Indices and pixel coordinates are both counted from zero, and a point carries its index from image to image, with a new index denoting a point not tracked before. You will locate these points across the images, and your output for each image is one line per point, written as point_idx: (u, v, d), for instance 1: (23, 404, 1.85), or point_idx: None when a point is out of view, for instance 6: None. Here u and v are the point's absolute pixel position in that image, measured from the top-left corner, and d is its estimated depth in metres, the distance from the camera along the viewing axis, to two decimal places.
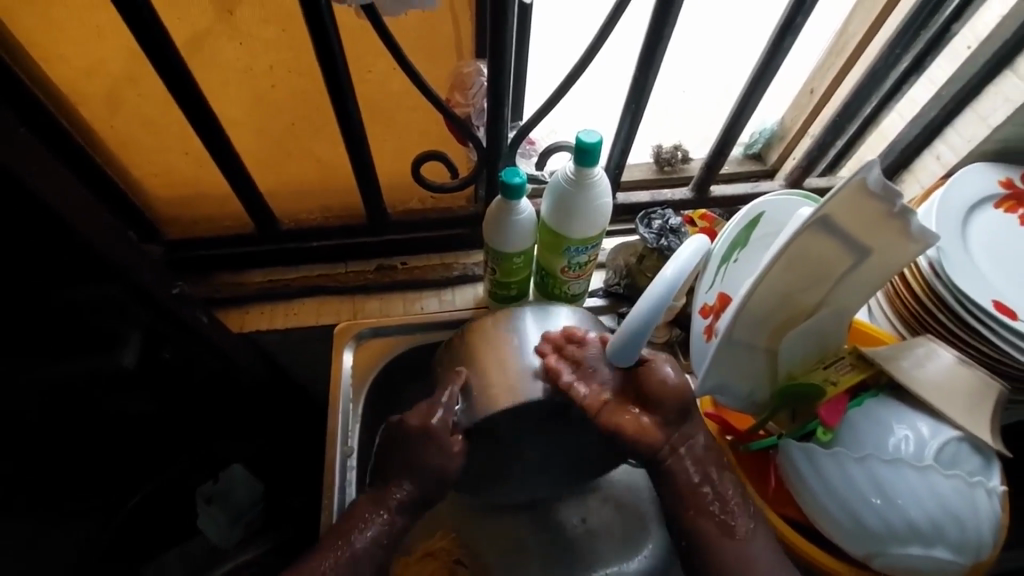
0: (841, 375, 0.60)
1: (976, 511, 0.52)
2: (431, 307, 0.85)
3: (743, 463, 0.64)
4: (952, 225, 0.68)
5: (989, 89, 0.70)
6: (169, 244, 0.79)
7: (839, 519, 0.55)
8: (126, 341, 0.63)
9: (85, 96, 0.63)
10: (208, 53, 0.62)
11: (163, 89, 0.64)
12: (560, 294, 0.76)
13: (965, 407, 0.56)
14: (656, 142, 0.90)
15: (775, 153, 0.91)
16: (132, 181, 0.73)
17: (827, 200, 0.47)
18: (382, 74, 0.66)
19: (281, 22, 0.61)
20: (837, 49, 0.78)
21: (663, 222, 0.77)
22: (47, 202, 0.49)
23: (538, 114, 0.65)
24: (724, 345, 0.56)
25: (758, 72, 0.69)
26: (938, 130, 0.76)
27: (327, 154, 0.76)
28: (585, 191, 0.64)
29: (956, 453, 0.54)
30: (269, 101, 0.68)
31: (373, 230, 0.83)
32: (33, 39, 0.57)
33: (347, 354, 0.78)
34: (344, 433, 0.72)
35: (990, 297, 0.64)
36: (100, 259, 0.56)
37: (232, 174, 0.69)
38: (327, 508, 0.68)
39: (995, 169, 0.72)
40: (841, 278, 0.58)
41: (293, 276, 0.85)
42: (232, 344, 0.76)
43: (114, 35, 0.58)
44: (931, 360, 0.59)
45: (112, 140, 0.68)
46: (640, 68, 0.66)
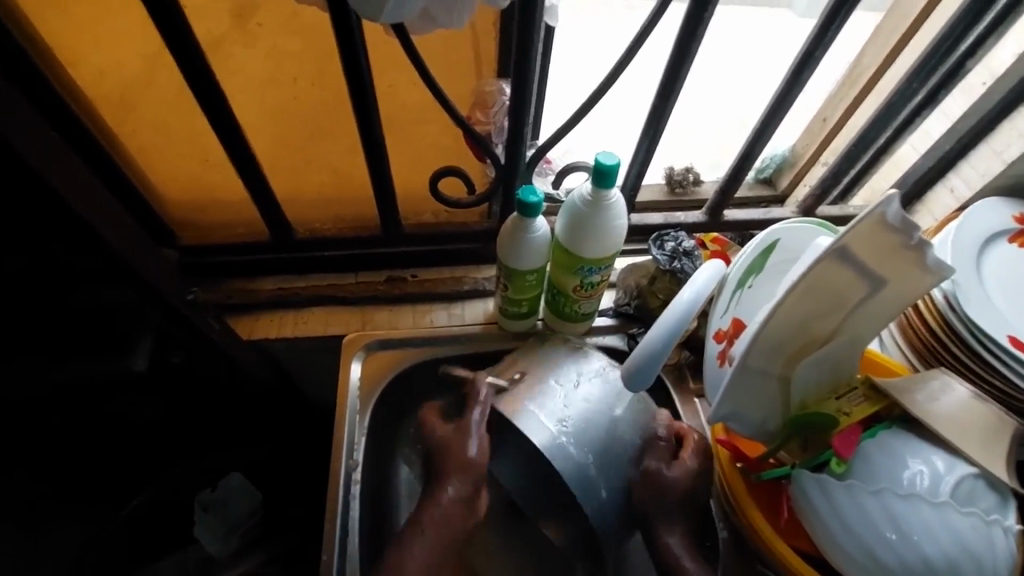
0: (854, 405, 0.60)
1: (993, 552, 0.51)
2: (440, 321, 0.85)
3: (754, 493, 0.64)
4: (966, 259, 0.68)
5: (1005, 124, 0.70)
6: (183, 249, 0.79)
7: (851, 553, 0.54)
8: (137, 345, 0.62)
9: (108, 99, 0.64)
10: (234, 61, 0.63)
11: (181, 81, 0.63)
12: (571, 313, 0.76)
13: (980, 442, 0.56)
14: (669, 164, 0.90)
15: (786, 179, 0.92)
16: (149, 184, 0.74)
17: (846, 231, 0.47)
18: (403, 89, 0.67)
19: (308, 36, 0.62)
20: (850, 80, 0.79)
21: (676, 244, 0.77)
22: (70, 206, 0.49)
23: (557, 134, 0.65)
24: (739, 371, 0.55)
25: (776, 102, 0.70)
26: (952, 163, 0.77)
27: (345, 165, 0.77)
28: (601, 212, 0.64)
29: (973, 490, 0.53)
30: (292, 111, 0.69)
31: (386, 241, 0.83)
32: (62, 39, 0.58)
33: (355, 365, 0.78)
34: (349, 446, 0.72)
35: (1005, 331, 0.64)
36: (118, 261, 0.56)
37: (251, 182, 0.70)
38: (329, 522, 0.67)
39: (1009, 205, 0.72)
40: (856, 307, 0.58)
41: (303, 285, 0.85)
42: (241, 351, 0.76)
43: (142, 36, 0.59)
44: (945, 394, 0.59)
45: (132, 143, 0.69)
46: (659, 93, 0.66)
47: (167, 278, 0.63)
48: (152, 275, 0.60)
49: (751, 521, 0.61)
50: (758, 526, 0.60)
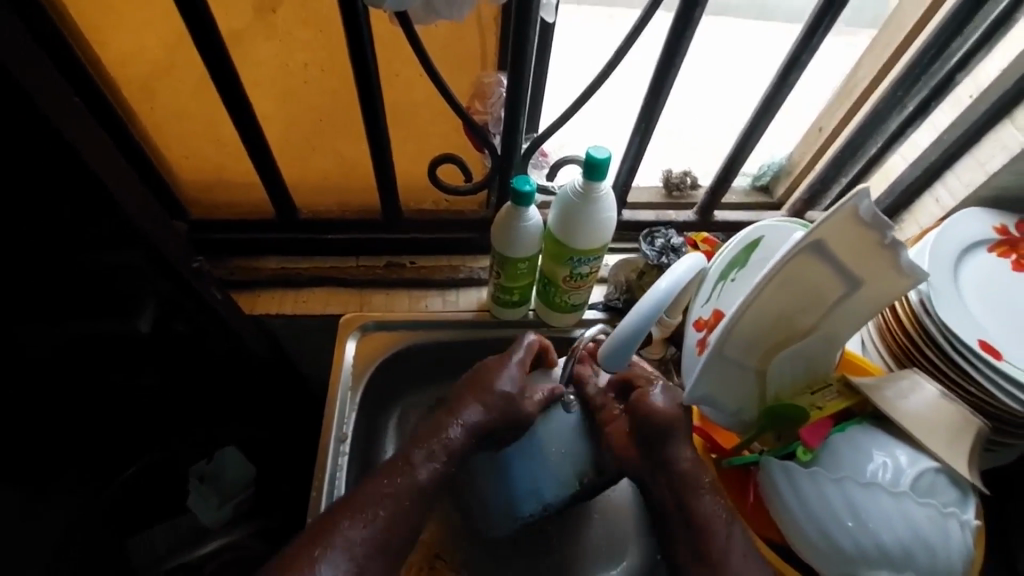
0: (827, 401, 0.62)
1: (948, 544, 0.53)
2: (435, 306, 0.88)
3: (724, 479, 0.66)
4: (944, 265, 0.70)
5: (989, 137, 0.72)
6: (193, 223, 0.83)
7: (811, 536, 0.56)
8: (142, 308, 0.66)
9: (129, 77, 0.67)
10: (250, 47, 0.67)
11: (202, 71, 0.68)
12: (560, 304, 0.79)
13: (945, 439, 0.58)
14: (666, 167, 0.93)
15: (782, 186, 0.94)
16: (162, 161, 0.77)
17: (818, 224, 0.50)
18: (408, 80, 0.70)
19: (319, 24, 0.65)
20: (845, 92, 0.82)
21: (665, 241, 0.80)
22: (88, 169, 0.53)
23: (552, 127, 0.68)
24: (714, 359, 0.58)
25: (764, 104, 0.73)
26: (938, 173, 0.79)
27: (349, 152, 0.80)
28: (590, 204, 0.67)
29: (933, 483, 0.56)
30: (302, 96, 0.72)
31: (386, 226, 0.86)
32: (90, 20, 0.61)
33: (350, 343, 0.81)
34: (340, 421, 0.75)
35: (977, 335, 0.65)
36: (129, 226, 0.60)
37: (260, 163, 0.73)
38: (318, 489, 0.70)
39: (990, 215, 0.74)
40: (834, 307, 0.59)
41: (304, 266, 0.89)
42: (241, 323, 0.79)
43: (163, 22, 0.62)
44: (915, 392, 0.61)
45: (149, 121, 0.72)
46: (649, 93, 0.70)
47: (177, 248, 0.66)
48: (161, 242, 0.63)
49: None
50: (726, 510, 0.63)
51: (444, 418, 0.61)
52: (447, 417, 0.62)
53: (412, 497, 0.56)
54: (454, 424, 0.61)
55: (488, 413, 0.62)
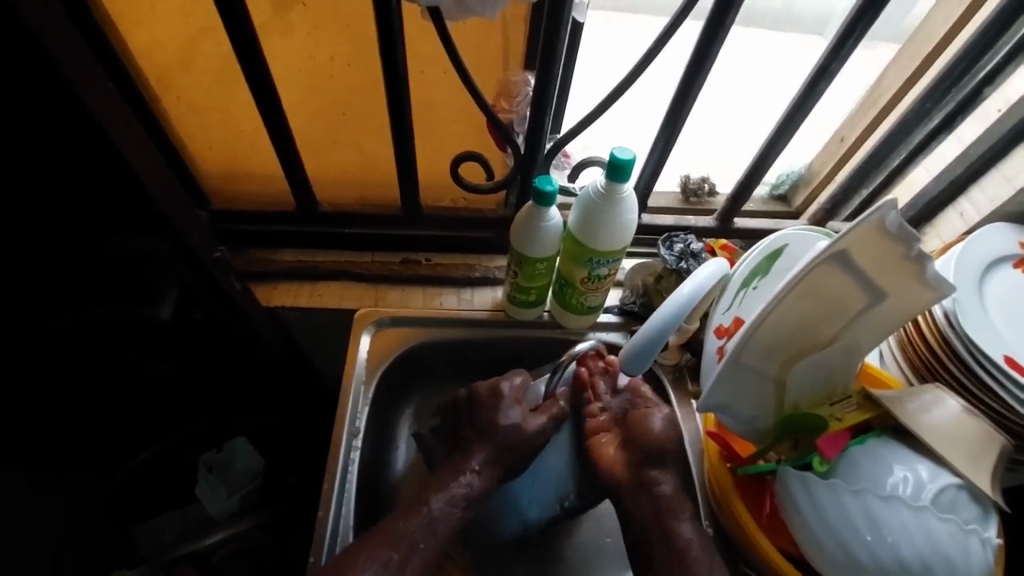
0: (846, 413, 0.61)
1: (969, 561, 0.52)
2: (450, 303, 0.88)
3: (740, 487, 0.66)
4: (969, 279, 0.69)
5: (1017, 152, 0.72)
6: (214, 213, 0.83)
7: (828, 549, 0.55)
8: (164, 294, 0.66)
9: (158, 66, 0.68)
10: (277, 39, 0.67)
11: (231, 61, 0.68)
12: (576, 305, 0.79)
13: (967, 455, 0.57)
14: (685, 172, 0.93)
15: (801, 196, 0.93)
16: (186, 150, 0.78)
17: (844, 235, 0.49)
18: (433, 76, 0.70)
19: (348, 18, 0.66)
20: (869, 102, 0.81)
21: (684, 246, 0.79)
22: (118, 154, 0.53)
23: (577, 127, 0.68)
24: (732, 365, 0.57)
25: (790, 112, 0.72)
26: (963, 187, 0.78)
27: (371, 147, 0.80)
28: (613, 206, 0.66)
29: (954, 499, 0.55)
30: (327, 90, 0.73)
31: (404, 222, 0.86)
32: (123, 7, 0.62)
33: (365, 338, 0.81)
34: (353, 415, 0.75)
35: (1001, 350, 0.64)
36: (154, 211, 0.60)
37: (283, 154, 0.73)
38: (329, 484, 0.70)
39: (1016, 231, 0.73)
40: (856, 318, 0.58)
41: (321, 260, 0.89)
42: (257, 314, 0.79)
43: (193, 11, 0.63)
44: (937, 407, 0.60)
45: (175, 111, 0.73)
46: (676, 96, 0.69)
47: (199, 235, 0.67)
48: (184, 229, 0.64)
49: (733, 511, 0.64)
50: (740, 517, 0.63)
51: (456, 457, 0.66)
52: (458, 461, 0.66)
53: (427, 535, 0.60)
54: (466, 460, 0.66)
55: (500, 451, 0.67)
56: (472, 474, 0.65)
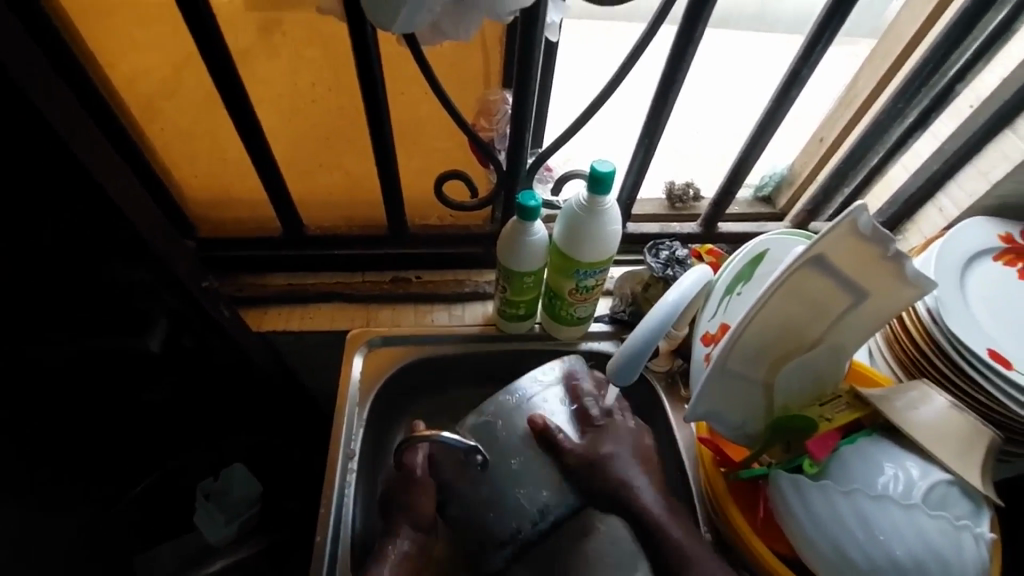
0: (837, 413, 0.62)
1: (963, 556, 0.52)
2: (441, 320, 0.88)
3: (734, 492, 0.66)
4: (951, 274, 0.70)
5: (990, 148, 0.73)
6: (202, 241, 0.84)
7: (822, 551, 0.56)
8: (153, 326, 0.67)
9: (141, 98, 0.68)
10: (256, 67, 0.68)
11: (212, 87, 0.68)
12: (566, 317, 0.79)
13: (957, 451, 0.58)
14: (670, 179, 0.94)
15: (784, 197, 0.94)
16: (172, 180, 0.78)
17: (820, 239, 0.50)
18: (413, 97, 0.71)
19: (326, 45, 0.66)
20: (846, 102, 0.83)
21: (670, 253, 0.80)
22: (103, 192, 0.54)
23: (557, 142, 0.69)
24: (719, 372, 0.58)
25: (766, 118, 0.74)
26: (940, 183, 0.79)
27: (355, 168, 0.81)
28: (596, 218, 0.67)
29: (945, 495, 0.55)
30: (309, 116, 0.74)
31: (392, 241, 0.87)
32: (103, 43, 0.62)
33: (357, 358, 0.81)
34: (348, 436, 0.75)
35: (986, 344, 0.65)
36: (141, 245, 0.60)
37: (268, 180, 0.74)
38: (325, 507, 0.69)
39: (994, 224, 0.74)
40: (840, 318, 0.59)
41: (311, 282, 0.89)
42: (249, 341, 0.79)
43: (173, 43, 0.64)
44: (925, 404, 0.61)
45: (160, 142, 0.73)
46: (652, 107, 0.71)
47: (186, 267, 0.67)
48: (172, 262, 0.64)
49: (728, 516, 0.64)
50: (736, 523, 0.63)
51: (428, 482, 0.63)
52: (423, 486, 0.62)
53: None
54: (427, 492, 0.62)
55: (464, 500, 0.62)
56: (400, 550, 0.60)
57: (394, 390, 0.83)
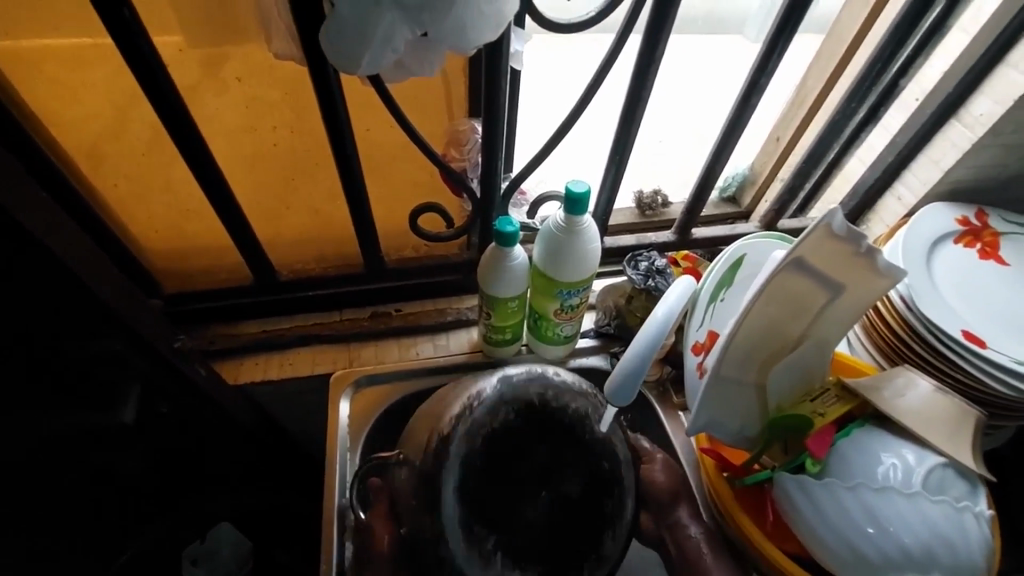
0: (828, 406, 0.63)
1: (968, 537, 0.54)
2: (426, 352, 0.86)
3: (739, 497, 0.66)
4: (918, 261, 0.72)
5: (939, 138, 0.76)
6: (168, 297, 0.80)
7: (835, 549, 0.56)
8: (126, 397, 0.65)
9: (89, 151, 0.65)
10: (213, 114, 0.65)
11: (156, 119, 0.64)
12: (553, 336, 0.79)
13: (947, 433, 0.59)
14: (638, 188, 0.95)
15: (748, 196, 0.97)
16: (131, 236, 0.75)
17: (799, 243, 0.51)
18: (379, 131, 0.70)
19: (284, 86, 0.65)
20: (798, 100, 0.86)
21: (649, 264, 0.80)
22: (61, 264, 0.51)
23: (530, 165, 0.69)
24: (713, 381, 0.58)
25: (729, 126, 0.76)
26: (897, 173, 0.82)
27: (325, 207, 0.79)
28: (574, 237, 0.67)
29: (943, 478, 0.57)
30: (272, 159, 0.72)
31: (369, 277, 0.85)
32: (44, 100, 0.60)
33: (344, 402, 0.79)
34: (342, 484, 0.72)
35: (959, 326, 0.68)
36: (105, 312, 0.57)
37: (235, 228, 0.72)
38: (326, 562, 0.66)
39: (951, 209, 0.77)
40: (820, 313, 0.60)
41: (288, 326, 0.86)
42: (227, 397, 0.76)
43: (117, 88, 0.61)
44: (910, 390, 0.63)
45: (113, 196, 0.70)
46: (620, 126, 0.72)
47: (154, 329, 0.64)
48: (138, 326, 0.61)
49: (738, 524, 0.64)
50: (747, 529, 0.63)
51: (387, 522, 0.63)
52: (381, 525, 0.63)
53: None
54: (386, 538, 0.62)
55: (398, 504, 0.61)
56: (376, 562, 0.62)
57: (384, 431, 0.80)
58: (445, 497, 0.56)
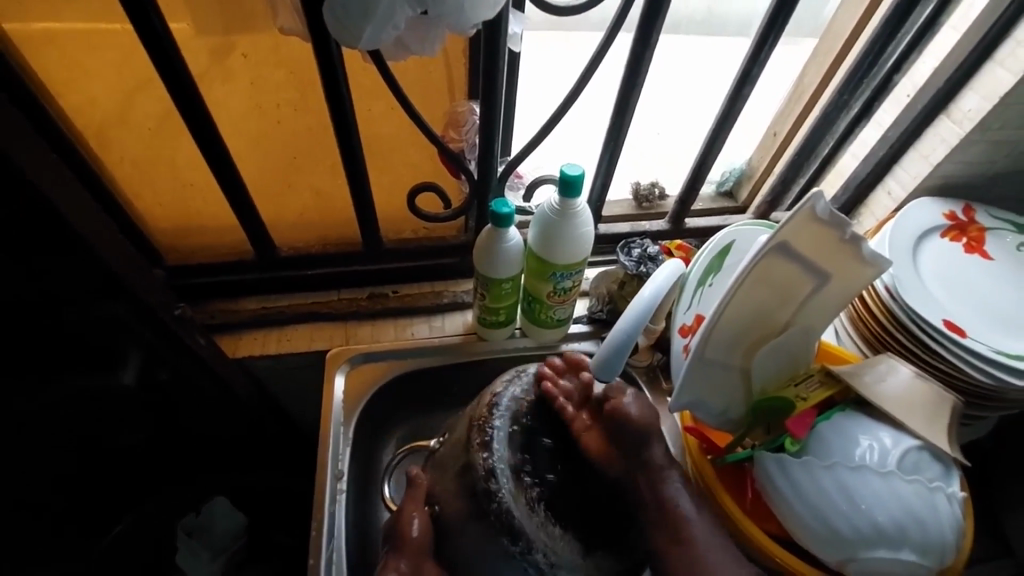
0: (811, 392, 0.64)
1: (939, 516, 0.55)
2: (421, 333, 0.88)
3: (721, 476, 0.68)
4: (904, 253, 0.74)
5: (929, 133, 0.77)
6: (170, 270, 0.82)
7: (811, 525, 0.58)
8: (126, 360, 0.67)
9: (98, 125, 0.67)
10: (220, 91, 0.67)
11: (167, 98, 0.66)
12: (546, 320, 0.81)
13: (924, 417, 0.61)
14: (635, 179, 0.97)
15: (745, 190, 0.98)
16: (136, 210, 0.76)
17: (783, 226, 0.52)
18: (380, 113, 0.72)
19: (288, 65, 0.66)
20: (795, 97, 0.87)
21: (642, 250, 0.82)
22: (68, 226, 0.52)
23: (526, 149, 0.70)
24: (698, 361, 0.59)
25: (723, 116, 0.77)
26: (887, 169, 0.84)
27: (326, 186, 0.80)
28: (569, 221, 0.69)
29: (918, 460, 0.58)
30: (274, 137, 0.73)
31: (367, 256, 0.87)
32: (56, 72, 0.61)
33: (339, 378, 0.80)
34: (335, 457, 0.74)
35: (942, 316, 0.69)
36: (110, 277, 0.59)
37: (238, 203, 0.73)
38: (317, 529, 0.68)
39: (939, 204, 0.79)
40: (806, 300, 0.61)
41: (286, 303, 0.88)
42: (227, 370, 0.78)
43: (128, 65, 0.62)
44: (892, 375, 0.64)
45: (119, 170, 0.72)
46: (616, 110, 0.73)
47: (157, 297, 0.65)
48: (142, 293, 0.63)
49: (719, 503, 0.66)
50: (726, 507, 0.65)
51: (420, 501, 0.61)
52: (411, 507, 0.60)
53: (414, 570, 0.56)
54: (415, 520, 0.59)
55: (443, 468, 0.63)
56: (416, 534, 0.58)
57: (377, 406, 0.82)
58: (497, 437, 0.60)
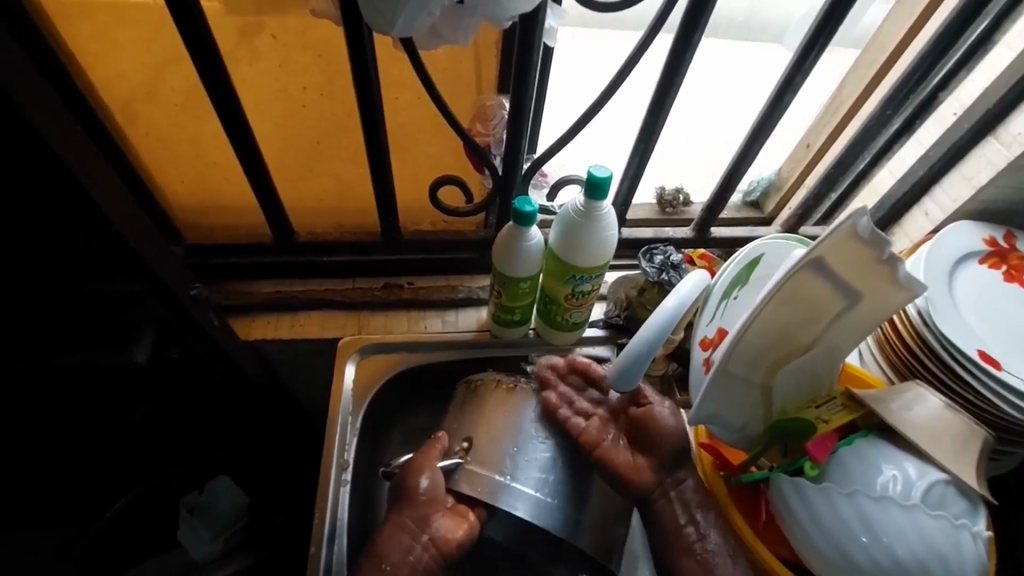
0: (832, 414, 0.61)
1: (962, 555, 0.53)
2: (434, 326, 0.87)
3: (733, 495, 0.66)
4: (940, 277, 0.71)
5: (973, 154, 0.74)
6: (188, 248, 0.81)
7: (824, 551, 0.56)
8: (140, 336, 0.65)
9: (124, 100, 0.66)
10: (248, 71, 0.66)
11: (198, 79, 0.65)
12: (562, 322, 0.79)
13: (953, 451, 0.58)
14: (660, 184, 0.94)
15: (772, 202, 0.96)
16: (158, 186, 0.76)
17: (819, 243, 0.50)
18: (407, 102, 0.71)
19: (318, 50, 0.65)
20: (830, 110, 0.84)
21: (664, 257, 0.80)
22: (89, 198, 0.51)
23: (554, 147, 0.68)
24: (719, 376, 0.58)
25: (758, 125, 0.75)
26: (925, 190, 0.81)
27: (347, 174, 0.80)
28: (593, 224, 0.67)
29: (944, 494, 0.56)
30: (298, 121, 0.72)
31: (384, 246, 0.85)
32: (86, 44, 0.60)
33: (349, 368, 0.80)
34: (341, 446, 0.73)
35: (975, 345, 0.66)
36: (128, 253, 0.58)
37: (258, 185, 0.72)
38: (319, 517, 0.68)
39: (978, 228, 0.76)
40: (833, 321, 0.59)
41: (301, 288, 0.88)
42: (239, 352, 0.77)
43: (162, 43, 0.62)
44: (919, 405, 0.61)
45: (143, 145, 0.71)
46: (649, 112, 0.71)
47: (174, 275, 0.64)
48: (161, 271, 0.62)
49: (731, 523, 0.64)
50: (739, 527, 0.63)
51: (433, 459, 0.68)
52: (423, 463, 0.67)
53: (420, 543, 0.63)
54: (426, 474, 0.66)
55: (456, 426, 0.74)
56: (427, 489, 0.65)
57: (387, 398, 0.81)
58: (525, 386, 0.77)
